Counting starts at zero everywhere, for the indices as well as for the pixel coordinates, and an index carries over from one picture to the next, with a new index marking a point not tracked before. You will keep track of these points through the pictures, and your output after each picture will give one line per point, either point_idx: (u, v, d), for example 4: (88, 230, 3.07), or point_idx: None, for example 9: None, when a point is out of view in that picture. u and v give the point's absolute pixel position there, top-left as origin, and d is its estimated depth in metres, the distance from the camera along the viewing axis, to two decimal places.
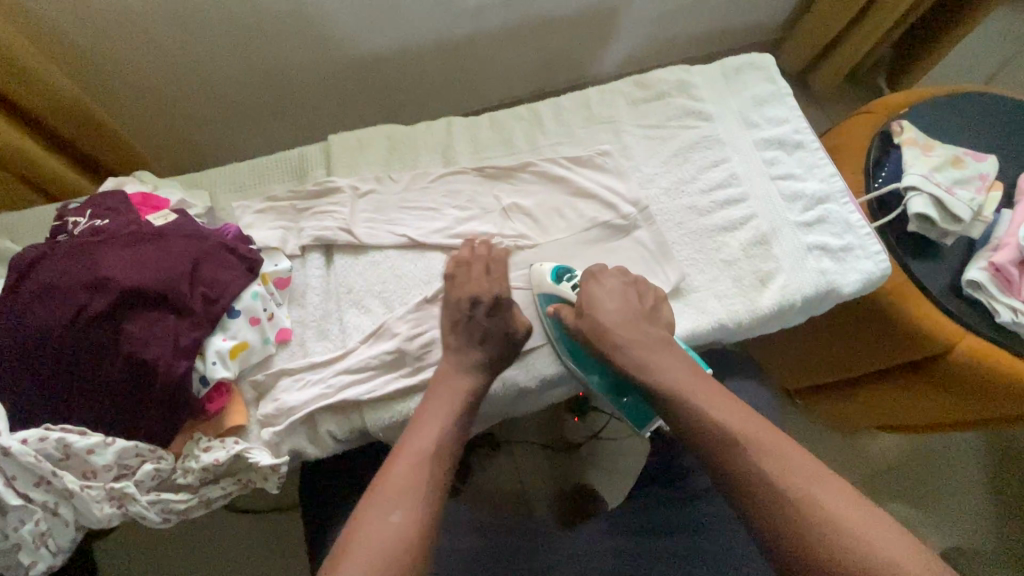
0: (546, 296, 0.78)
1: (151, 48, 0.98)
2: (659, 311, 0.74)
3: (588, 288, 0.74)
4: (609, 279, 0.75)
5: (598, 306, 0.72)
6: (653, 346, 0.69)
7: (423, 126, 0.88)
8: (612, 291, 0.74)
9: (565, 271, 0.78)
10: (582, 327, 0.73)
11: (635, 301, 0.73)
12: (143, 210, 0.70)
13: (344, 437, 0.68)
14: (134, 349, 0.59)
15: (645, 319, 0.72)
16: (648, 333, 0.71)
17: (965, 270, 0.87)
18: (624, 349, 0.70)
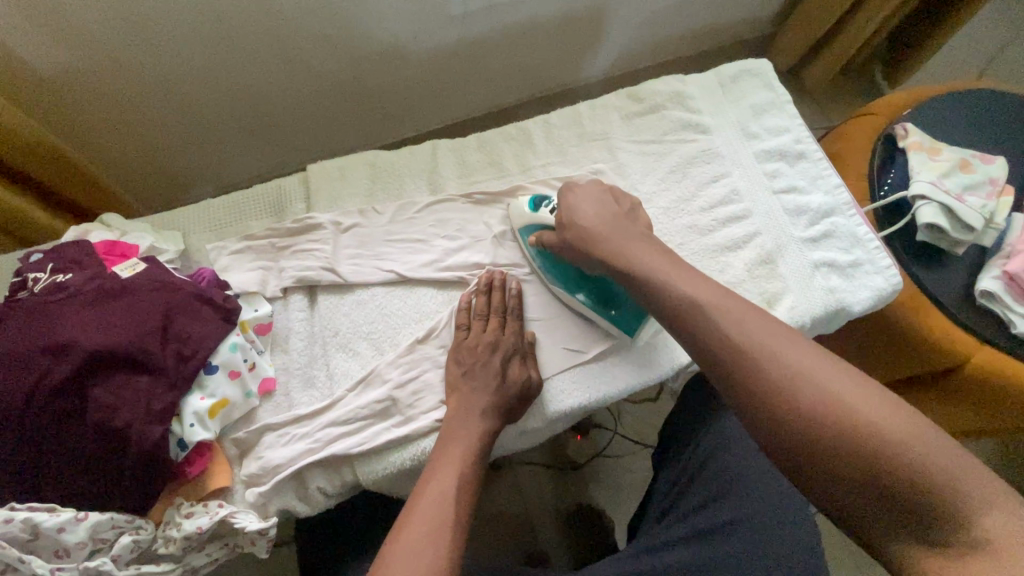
0: (528, 228, 0.76)
1: (116, 73, 0.93)
2: (638, 214, 0.72)
3: (565, 200, 0.72)
4: (585, 188, 0.73)
5: (578, 214, 0.70)
6: (633, 241, 0.66)
7: (407, 150, 0.84)
8: (589, 199, 0.71)
9: (543, 200, 0.76)
10: (568, 239, 0.70)
11: (613, 204, 0.71)
12: (110, 259, 0.65)
13: (335, 492, 0.64)
14: (102, 418, 0.55)
15: (626, 220, 0.69)
16: (629, 229, 0.67)
17: (978, 279, 0.83)
18: (609, 246, 0.66)
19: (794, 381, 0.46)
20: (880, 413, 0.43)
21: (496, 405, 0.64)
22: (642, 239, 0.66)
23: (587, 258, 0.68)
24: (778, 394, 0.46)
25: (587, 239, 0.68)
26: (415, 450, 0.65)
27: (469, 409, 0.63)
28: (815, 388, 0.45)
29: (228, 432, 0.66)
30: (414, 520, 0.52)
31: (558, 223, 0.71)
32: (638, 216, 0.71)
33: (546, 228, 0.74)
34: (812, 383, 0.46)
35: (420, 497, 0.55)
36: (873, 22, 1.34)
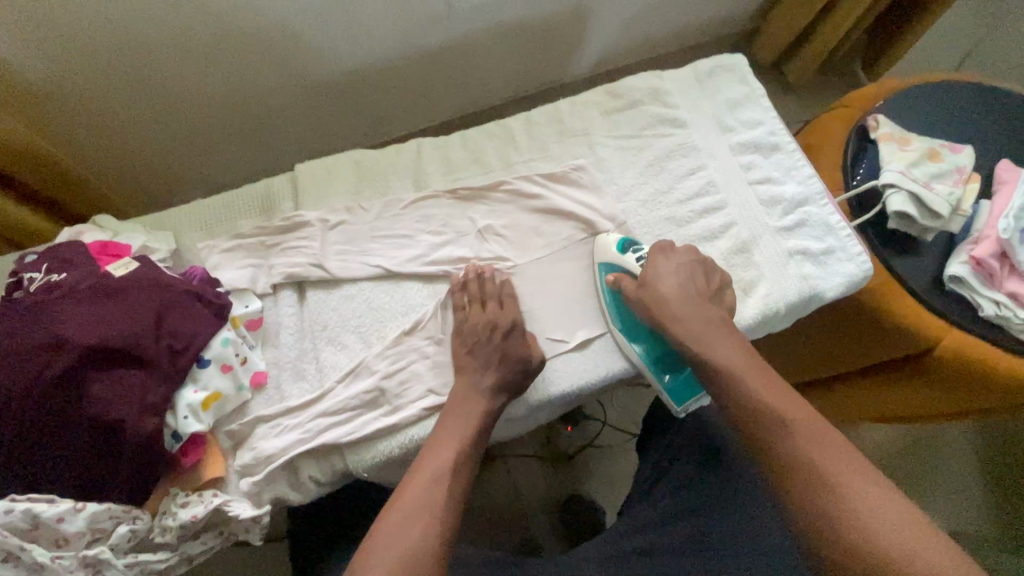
0: (607, 266, 0.78)
1: (107, 80, 0.94)
2: (722, 295, 0.74)
3: (654, 262, 0.74)
4: (677, 256, 0.75)
5: (661, 279, 0.72)
6: (710, 327, 0.69)
7: (392, 149, 0.86)
8: (679, 271, 0.73)
9: (631, 245, 0.78)
10: (643, 300, 0.72)
11: (702, 282, 0.73)
12: (103, 259, 0.67)
13: (326, 480, 0.67)
14: (99, 412, 0.57)
15: (707, 300, 0.72)
16: (707, 311, 0.70)
17: (947, 264, 0.86)
18: (682, 323, 0.69)
19: (851, 505, 0.51)
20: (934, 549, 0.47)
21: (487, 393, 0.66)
22: (719, 326, 0.69)
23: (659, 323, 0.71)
24: (834, 509, 0.51)
25: (664, 306, 0.71)
26: (403, 437, 0.67)
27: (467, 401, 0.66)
28: (874, 514, 0.50)
29: (222, 424, 0.68)
30: (414, 491, 0.57)
31: (642, 278, 0.74)
32: (719, 297, 0.74)
33: (626, 272, 0.77)
34: (873, 508, 0.50)
35: (424, 466, 0.60)
36: (850, 17, 1.37)
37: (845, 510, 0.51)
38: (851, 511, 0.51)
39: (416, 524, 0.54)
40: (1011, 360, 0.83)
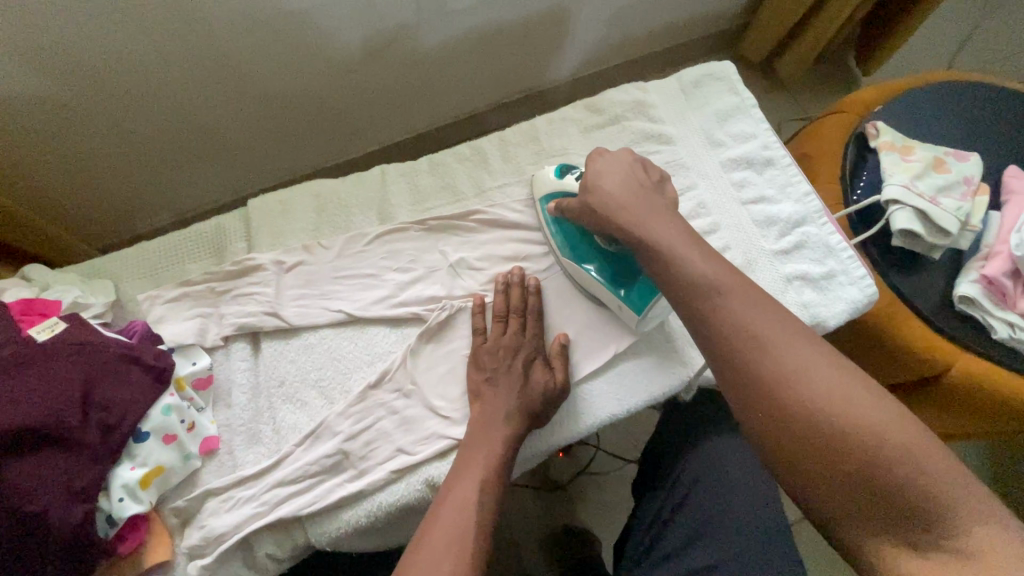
0: (550, 196, 0.74)
1: (45, 104, 0.86)
2: (666, 187, 0.68)
3: (591, 164, 0.68)
4: (615, 154, 0.69)
5: (600, 178, 0.66)
6: (654, 213, 0.62)
7: (354, 177, 0.79)
8: (618, 168, 0.67)
9: (569, 169, 0.74)
10: (585, 204, 0.67)
11: (642, 175, 0.67)
12: (28, 319, 0.59)
13: (286, 557, 0.60)
14: (13, 505, 0.49)
15: (648, 189, 0.65)
16: (650, 199, 0.64)
17: (956, 284, 0.80)
18: (625, 214, 0.63)
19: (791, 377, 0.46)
20: (872, 410, 0.42)
21: (476, 455, 0.59)
22: (665, 212, 0.62)
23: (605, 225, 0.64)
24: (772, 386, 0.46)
25: (605, 205, 0.64)
26: (370, 506, 0.61)
27: (468, 462, 0.59)
28: (812, 383, 0.45)
29: (168, 499, 0.61)
30: (432, 538, 0.52)
31: (581, 187, 0.68)
32: (665, 189, 0.67)
33: (569, 196, 0.72)
34: (812, 376, 0.45)
35: (443, 507, 0.55)
36: (842, 11, 1.31)
37: (778, 381, 0.46)
38: (785, 382, 0.46)
39: None
40: None
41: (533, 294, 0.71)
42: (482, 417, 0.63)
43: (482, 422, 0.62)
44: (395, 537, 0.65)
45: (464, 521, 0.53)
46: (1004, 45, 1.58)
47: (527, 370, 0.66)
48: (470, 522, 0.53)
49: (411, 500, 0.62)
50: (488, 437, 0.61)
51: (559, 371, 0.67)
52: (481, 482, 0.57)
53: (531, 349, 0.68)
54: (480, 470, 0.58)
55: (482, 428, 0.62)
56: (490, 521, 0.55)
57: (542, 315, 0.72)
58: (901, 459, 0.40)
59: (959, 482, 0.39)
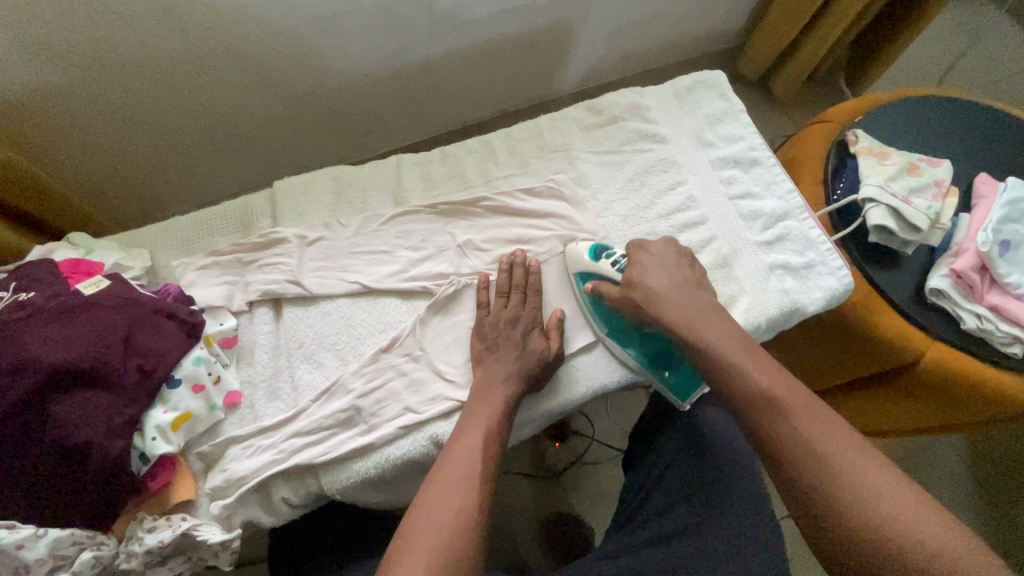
0: (584, 275, 0.77)
1: (89, 96, 0.93)
2: (704, 283, 0.74)
3: (636, 260, 0.74)
4: (656, 250, 0.75)
5: (646, 275, 0.72)
6: (702, 314, 0.68)
7: (372, 165, 0.86)
8: (663, 262, 0.74)
9: (603, 249, 0.77)
10: (633, 297, 0.72)
11: (684, 271, 0.73)
12: (74, 277, 0.66)
13: (299, 502, 0.65)
14: (61, 434, 0.55)
15: (694, 289, 0.72)
16: (695, 299, 0.70)
17: (928, 277, 0.86)
18: (675, 312, 0.69)
19: (867, 504, 0.51)
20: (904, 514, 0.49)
21: (479, 413, 0.65)
22: (711, 313, 0.68)
23: (651, 321, 0.70)
24: (843, 508, 0.51)
25: (652, 302, 0.70)
26: (378, 457, 0.66)
27: (476, 411, 0.65)
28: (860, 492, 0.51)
29: (193, 446, 0.67)
30: (444, 474, 0.58)
31: (625, 278, 0.73)
32: (705, 285, 0.74)
33: (606, 279, 0.76)
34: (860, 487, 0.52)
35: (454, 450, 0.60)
36: (832, 32, 1.40)
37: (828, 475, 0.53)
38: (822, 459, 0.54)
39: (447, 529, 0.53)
40: (999, 375, 0.83)
41: (534, 273, 0.77)
42: (486, 381, 0.68)
43: (486, 381, 0.68)
44: (400, 491, 0.70)
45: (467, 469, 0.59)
46: (987, 70, 1.67)
47: (527, 337, 0.72)
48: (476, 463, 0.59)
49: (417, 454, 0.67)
50: (492, 396, 0.66)
51: (554, 340, 0.73)
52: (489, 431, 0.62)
53: (531, 321, 0.73)
54: (484, 422, 0.63)
55: (485, 390, 0.67)
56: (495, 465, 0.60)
57: (539, 294, 0.77)
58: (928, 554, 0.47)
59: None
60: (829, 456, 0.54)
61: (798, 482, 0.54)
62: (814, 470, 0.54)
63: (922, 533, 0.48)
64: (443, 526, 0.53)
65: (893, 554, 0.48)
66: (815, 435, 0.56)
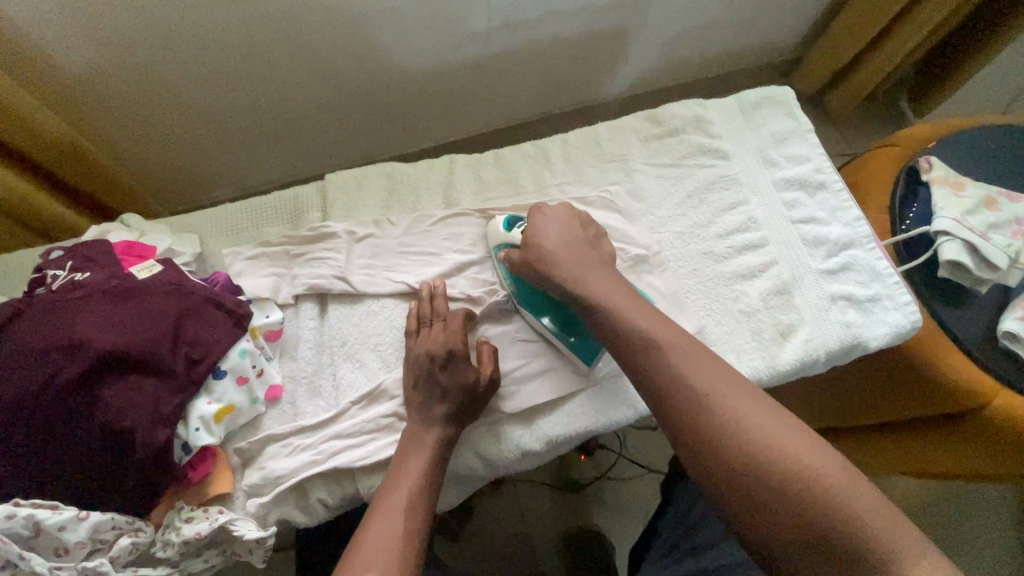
0: (499, 245, 0.75)
1: (143, 78, 0.94)
2: (602, 243, 0.70)
3: (531, 220, 0.70)
4: (553, 210, 0.71)
5: (540, 234, 0.68)
6: (592, 269, 0.64)
7: (424, 164, 0.84)
8: (557, 222, 0.69)
9: (518, 219, 0.75)
10: (528, 258, 0.68)
11: (579, 231, 0.69)
12: (128, 259, 0.66)
13: (335, 504, 0.64)
14: (108, 418, 0.55)
15: (587, 247, 0.68)
16: (589, 260, 0.66)
17: (1001, 319, 0.81)
18: (566, 271, 0.64)
19: (776, 465, 0.47)
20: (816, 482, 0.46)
21: (405, 463, 0.59)
22: (603, 274, 0.64)
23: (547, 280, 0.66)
24: (754, 474, 0.47)
25: (546, 259, 0.66)
26: None
27: (416, 438, 0.61)
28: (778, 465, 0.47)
29: (233, 439, 0.66)
30: (385, 509, 0.54)
31: (522, 241, 0.69)
32: (601, 245, 0.70)
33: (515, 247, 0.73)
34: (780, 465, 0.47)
35: (396, 480, 0.57)
36: (899, 51, 1.33)
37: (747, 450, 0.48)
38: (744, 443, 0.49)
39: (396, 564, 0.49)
40: None
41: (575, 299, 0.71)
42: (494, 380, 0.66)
43: (458, 404, 0.64)
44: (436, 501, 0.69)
45: (396, 527, 0.52)
46: None
47: None
48: (420, 496, 0.56)
49: (456, 464, 0.67)
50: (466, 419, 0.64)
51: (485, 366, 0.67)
52: (428, 463, 0.59)
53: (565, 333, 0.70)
54: (426, 452, 0.60)
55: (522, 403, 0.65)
56: (436, 496, 0.58)
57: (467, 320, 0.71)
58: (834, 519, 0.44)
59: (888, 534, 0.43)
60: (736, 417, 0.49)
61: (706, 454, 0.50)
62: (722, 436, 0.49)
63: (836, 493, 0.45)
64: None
65: (809, 512, 0.44)
66: (719, 397, 0.51)
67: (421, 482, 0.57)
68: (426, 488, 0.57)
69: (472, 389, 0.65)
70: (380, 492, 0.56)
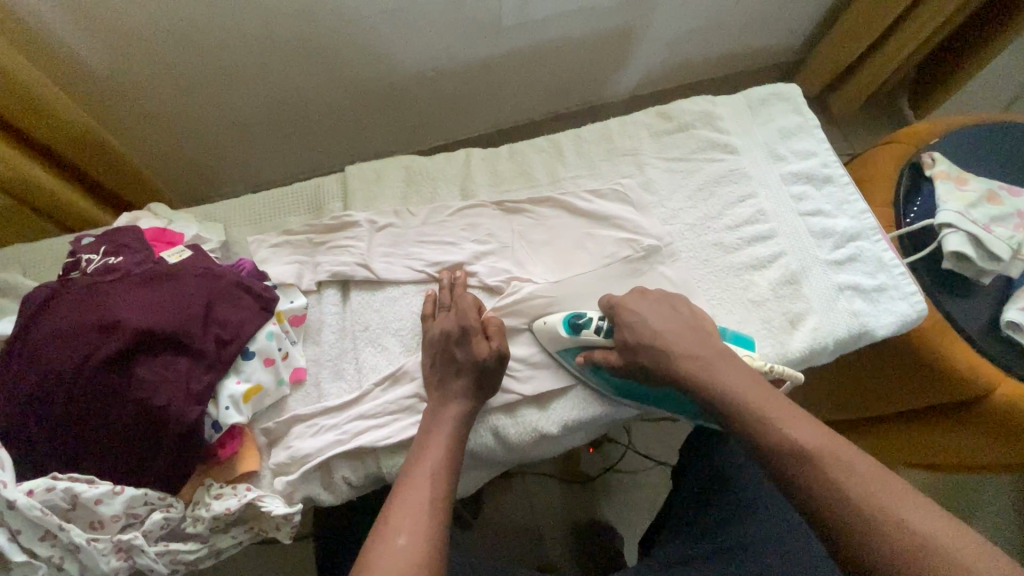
0: (571, 350, 0.71)
1: (166, 73, 0.96)
2: (702, 319, 0.70)
3: (624, 316, 0.69)
4: (640, 301, 0.70)
5: (645, 331, 0.67)
6: (719, 360, 0.63)
7: (441, 157, 0.86)
8: (649, 310, 0.69)
9: (575, 318, 0.71)
10: (641, 359, 0.67)
11: (678, 314, 0.69)
12: (158, 245, 0.69)
13: (359, 483, 0.66)
14: (143, 395, 0.57)
15: (697, 332, 0.67)
16: (703, 346, 0.65)
17: (1004, 310, 0.83)
18: (688, 367, 0.64)
19: (881, 508, 0.47)
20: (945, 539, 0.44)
21: (430, 440, 0.61)
22: (721, 356, 0.64)
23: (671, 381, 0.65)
24: (858, 513, 0.48)
25: (661, 357, 0.65)
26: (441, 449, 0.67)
27: (439, 416, 0.63)
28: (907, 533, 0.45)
29: (259, 420, 0.68)
30: (413, 480, 0.56)
31: (625, 342, 0.68)
32: (709, 325, 0.69)
33: (596, 346, 0.71)
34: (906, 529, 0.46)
35: (423, 454, 0.59)
36: (900, 53, 1.36)
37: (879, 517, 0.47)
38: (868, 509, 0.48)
39: (424, 531, 0.51)
40: None
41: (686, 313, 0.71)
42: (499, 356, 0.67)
43: (477, 386, 0.66)
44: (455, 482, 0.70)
45: (423, 498, 0.54)
46: None
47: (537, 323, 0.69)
48: (448, 471, 0.58)
49: (474, 443, 0.69)
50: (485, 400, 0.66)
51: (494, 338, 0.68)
52: (453, 439, 0.61)
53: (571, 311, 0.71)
54: (450, 428, 0.62)
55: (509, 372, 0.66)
56: (460, 471, 0.60)
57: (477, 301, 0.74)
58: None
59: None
60: (841, 466, 0.51)
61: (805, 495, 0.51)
62: (823, 480, 0.51)
63: (955, 553, 0.44)
64: (396, 572, 0.47)
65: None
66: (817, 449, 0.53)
67: (447, 458, 0.59)
68: (452, 464, 0.59)
69: (485, 368, 0.66)
70: (409, 463, 0.58)
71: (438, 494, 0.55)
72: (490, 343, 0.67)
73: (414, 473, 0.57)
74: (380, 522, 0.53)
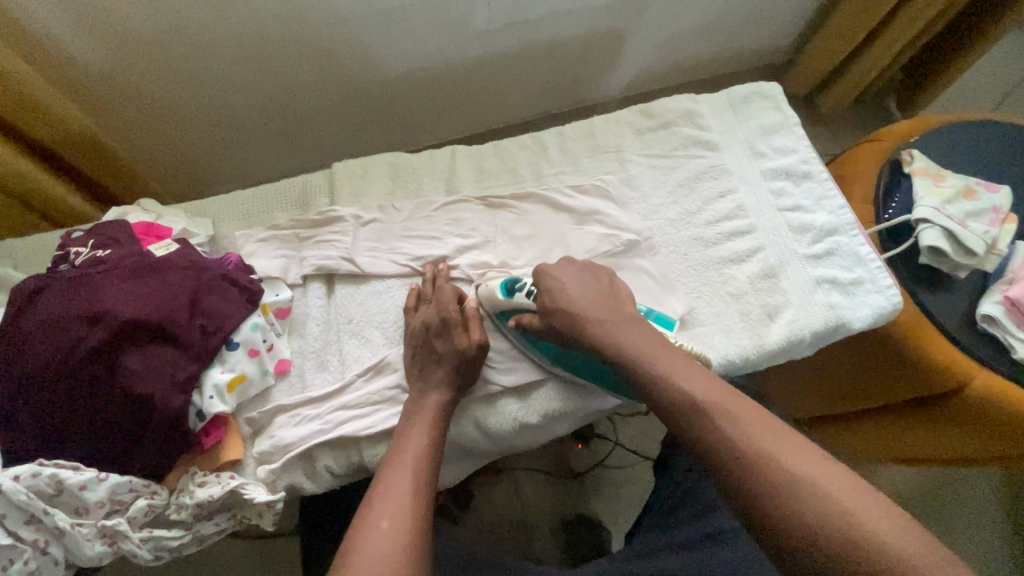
0: (504, 313, 0.73)
1: (158, 73, 0.98)
2: (620, 287, 0.72)
3: (545, 282, 0.71)
4: (564, 269, 0.72)
5: (563, 296, 0.69)
6: (628, 327, 0.66)
7: (426, 154, 0.88)
8: (571, 276, 0.71)
9: (514, 283, 0.73)
10: (555, 322, 0.68)
11: (596, 283, 0.71)
12: (145, 239, 0.70)
13: (341, 472, 0.68)
14: (129, 384, 0.58)
15: (612, 299, 0.70)
16: (616, 312, 0.68)
17: (980, 304, 0.84)
18: (604, 333, 0.66)
19: (768, 454, 0.50)
20: (820, 478, 0.48)
21: (411, 429, 0.62)
22: (631, 322, 0.66)
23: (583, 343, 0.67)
24: (780, 490, 0.47)
25: (576, 320, 0.67)
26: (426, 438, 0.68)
27: (421, 406, 0.64)
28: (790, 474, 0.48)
29: (244, 410, 0.69)
30: (395, 468, 0.57)
31: (543, 306, 0.69)
32: (628, 294, 0.71)
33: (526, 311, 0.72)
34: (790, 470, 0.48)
35: (404, 443, 0.60)
36: (885, 53, 1.37)
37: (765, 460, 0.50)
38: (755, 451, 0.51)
39: (406, 516, 0.52)
40: None
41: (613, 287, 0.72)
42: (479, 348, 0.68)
43: (457, 376, 0.67)
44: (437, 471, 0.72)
45: (405, 484, 0.56)
46: None
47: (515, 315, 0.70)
48: (429, 459, 0.59)
49: (455, 434, 0.70)
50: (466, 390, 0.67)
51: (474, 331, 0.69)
52: (434, 429, 0.62)
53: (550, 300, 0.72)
54: (431, 418, 0.63)
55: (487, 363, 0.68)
56: (441, 459, 0.61)
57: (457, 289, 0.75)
58: (845, 517, 0.45)
59: (890, 525, 0.44)
60: (756, 441, 0.51)
61: (724, 469, 0.51)
62: (740, 453, 0.51)
63: (833, 493, 0.46)
64: (380, 554, 0.48)
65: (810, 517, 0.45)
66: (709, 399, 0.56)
67: (428, 447, 0.60)
68: (433, 453, 0.60)
69: (466, 359, 0.67)
70: (391, 452, 0.60)
71: (420, 481, 0.56)
72: (470, 334, 0.68)
73: (396, 461, 0.58)
74: (363, 509, 0.54)
